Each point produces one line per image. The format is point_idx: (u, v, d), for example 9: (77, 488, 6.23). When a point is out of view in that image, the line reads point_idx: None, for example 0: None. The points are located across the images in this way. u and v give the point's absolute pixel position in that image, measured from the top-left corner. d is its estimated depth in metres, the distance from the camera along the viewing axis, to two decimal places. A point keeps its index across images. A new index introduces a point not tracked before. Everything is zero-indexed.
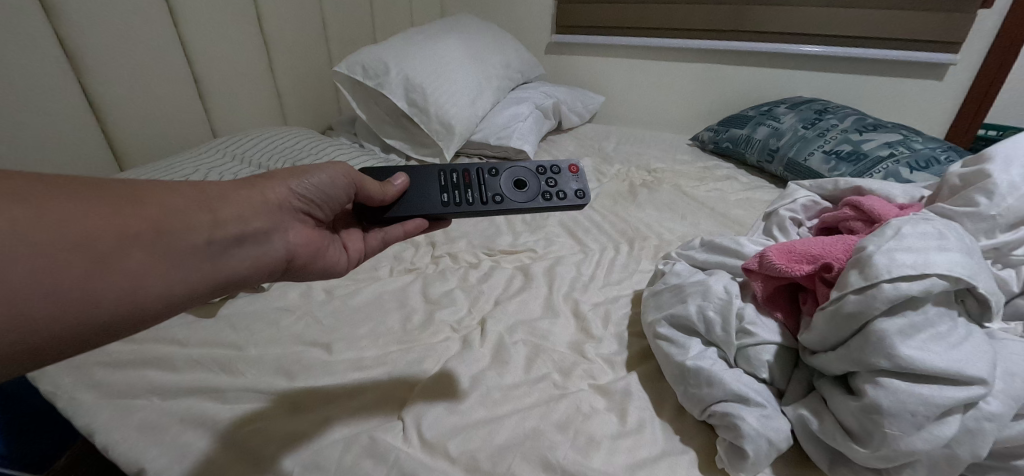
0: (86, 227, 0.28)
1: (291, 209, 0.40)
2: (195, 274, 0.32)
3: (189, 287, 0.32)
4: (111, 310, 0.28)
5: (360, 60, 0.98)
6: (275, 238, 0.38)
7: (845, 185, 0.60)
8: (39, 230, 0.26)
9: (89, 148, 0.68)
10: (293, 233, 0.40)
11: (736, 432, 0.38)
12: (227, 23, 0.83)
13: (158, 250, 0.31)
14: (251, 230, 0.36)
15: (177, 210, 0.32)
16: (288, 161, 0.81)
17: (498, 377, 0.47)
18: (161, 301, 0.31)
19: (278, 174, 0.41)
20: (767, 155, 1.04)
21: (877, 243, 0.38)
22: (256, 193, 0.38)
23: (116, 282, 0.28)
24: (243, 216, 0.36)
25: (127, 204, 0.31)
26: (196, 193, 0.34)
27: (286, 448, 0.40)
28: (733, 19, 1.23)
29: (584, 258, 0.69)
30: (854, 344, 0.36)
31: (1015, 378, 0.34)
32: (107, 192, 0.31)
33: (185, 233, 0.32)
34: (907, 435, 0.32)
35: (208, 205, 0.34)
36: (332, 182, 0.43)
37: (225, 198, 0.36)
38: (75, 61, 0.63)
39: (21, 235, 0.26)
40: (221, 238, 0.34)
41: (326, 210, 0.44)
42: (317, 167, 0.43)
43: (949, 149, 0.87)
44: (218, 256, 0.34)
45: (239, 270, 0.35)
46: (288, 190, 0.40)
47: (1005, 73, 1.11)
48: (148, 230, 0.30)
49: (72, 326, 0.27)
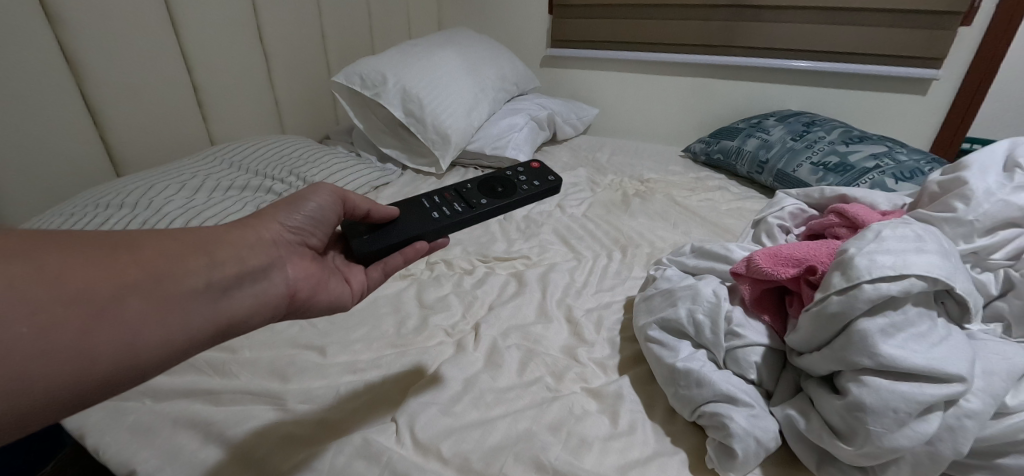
0: (83, 278, 0.28)
1: (286, 245, 0.42)
2: (199, 316, 0.32)
3: (193, 329, 0.32)
4: (115, 361, 0.28)
5: (358, 70, 1.00)
6: (274, 274, 0.39)
7: (830, 193, 0.61)
8: (40, 286, 0.27)
9: (88, 157, 0.69)
10: (292, 267, 0.41)
11: (725, 432, 0.38)
12: (228, 31, 0.84)
13: (158, 293, 0.31)
14: (250, 268, 0.37)
15: (173, 254, 0.33)
16: (286, 168, 0.83)
17: (491, 379, 0.48)
18: (164, 347, 0.30)
19: (269, 213, 0.42)
20: (757, 167, 1.05)
21: (858, 246, 0.39)
22: (252, 233, 0.39)
23: (118, 331, 0.28)
24: (242, 256, 0.37)
25: (125, 252, 0.31)
26: (191, 238, 0.35)
27: (278, 449, 0.40)
28: (722, 35, 1.26)
29: (577, 265, 0.70)
30: (838, 344, 0.37)
31: (995, 376, 0.34)
32: (104, 243, 0.31)
33: (184, 276, 0.32)
34: (889, 431, 0.33)
35: (206, 248, 0.35)
36: (323, 208, 0.46)
37: (223, 240, 0.37)
38: (76, 68, 0.64)
39: (19, 293, 0.26)
40: (221, 277, 0.34)
41: (319, 235, 0.46)
42: (306, 195, 0.45)
43: (933, 161, 0.89)
44: (220, 296, 0.34)
45: (242, 310, 0.36)
46: (281, 225, 0.42)
47: (985, 88, 1.15)
48: (147, 276, 0.31)
49: (74, 381, 0.26)
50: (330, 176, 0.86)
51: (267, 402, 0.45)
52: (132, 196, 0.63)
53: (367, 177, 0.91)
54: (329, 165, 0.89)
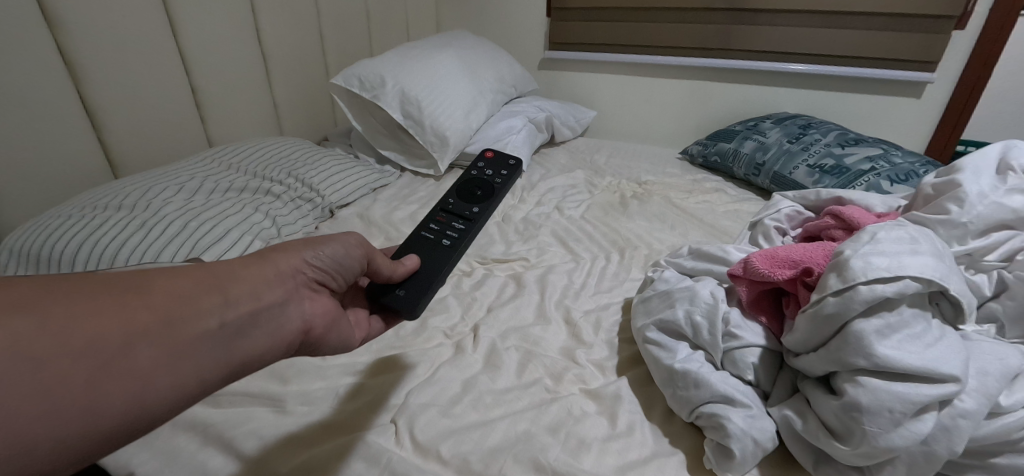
0: (90, 329, 0.28)
1: (303, 280, 0.40)
2: (208, 359, 0.32)
3: (202, 374, 0.31)
4: (121, 415, 0.28)
5: (356, 72, 1.00)
6: (290, 309, 0.38)
7: (826, 196, 0.62)
8: (47, 342, 0.27)
9: (86, 158, 0.68)
10: (308, 303, 0.39)
11: (722, 432, 0.39)
12: (226, 32, 0.84)
13: (167, 341, 0.30)
14: (262, 305, 0.36)
15: (183, 296, 0.32)
16: (285, 170, 0.83)
17: (490, 380, 0.48)
18: (172, 397, 0.30)
19: (289, 246, 0.40)
20: (753, 169, 1.06)
21: (853, 247, 0.39)
22: (267, 268, 0.38)
23: (124, 384, 0.28)
24: (256, 293, 0.36)
25: (135, 297, 0.31)
26: (204, 276, 0.34)
27: (277, 451, 0.40)
28: (719, 39, 1.27)
29: (576, 267, 0.70)
30: (833, 345, 0.37)
31: (988, 376, 0.35)
32: (113, 287, 0.31)
33: (194, 320, 0.32)
34: (885, 432, 0.33)
35: (218, 288, 0.34)
36: (348, 253, 0.43)
37: (236, 276, 0.36)
38: (74, 68, 0.64)
39: (24, 351, 0.26)
40: (232, 318, 0.34)
41: (342, 280, 0.43)
42: (331, 238, 0.42)
43: (927, 163, 0.90)
44: (230, 339, 0.33)
45: (254, 351, 0.35)
46: (302, 261, 0.40)
47: (979, 91, 1.16)
48: (155, 323, 0.30)
49: (78, 441, 0.26)
50: (330, 178, 0.87)
51: (266, 404, 0.45)
52: (132, 197, 0.63)
53: (364, 179, 0.92)
54: (328, 166, 0.89)
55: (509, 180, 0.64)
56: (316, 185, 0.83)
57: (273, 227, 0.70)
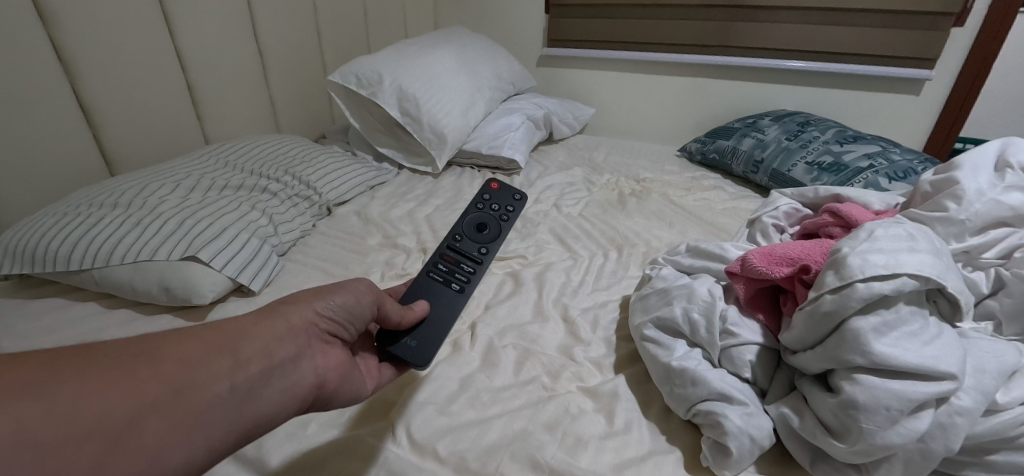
0: (98, 408, 0.26)
1: (316, 332, 0.38)
2: (218, 428, 0.30)
3: (211, 444, 0.30)
4: None
5: (354, 69, 1.00)
6: (302, 366, 0.36)
7: (824, 193, 0.62)
8: (49, 429, 0.25)
9: (81, 156, 0.68)
10: (319, 356, 0.37)
11: (719, 430, 0.39)
12: (223, 28, 0.84)
13: (174, 414, 0.29)
14: (273, 364, 0.34)
15: (194, 362, 0.31)
16: (282, 168, 0.83)
17: (487, 378, 0.48)
18: (180, 472, 0.28)
19: (301, 296, 0.39)
20: (752, 166, 1.06)
21: (851, 245, 0.39)
22: (279, 323, 0.36)
23: (132, 463, 0.26)
24: (268, 353, 0.34)
25: (145, 367, 0.29)
26: (215, 337, 0.33)
27: (273, 450, 0.40)
28: (718, 35, 1.26)
29: (574, 265, 0.70)
30: (831, 342, 0.37)
31: (985, 374, 0.35)
32: (121, 358, 0.29)
33: (205, 389, 0.30)
34: (881, 429, 0.33)
35: (229, 349, 0.32)
36: (358, 301, 0.40)
37: (249, 336, 0.34)
38: (70, 66, 0.64)
39: (30, 438, 0.24)
40: (243, 380, 0.32)
41: (354, 329, 0.41)
42: (342, 286, 0.40)
43: (925, 160, 0.90)
44: (241, 404, 0.31)
45: (266, 413, 0.33)
46: (314, 312, 0.38)
47: (978, 88, 1.16)
48: (166, 395, 0.29)
49: None
50: (327, 176, 0.86)
51: None
52: (127, 196, 0.63)
53: (362, 176, 0.91)
54: (326, 164, 0.89)
55: (515, 215, 0.62)
56: (313, 183, 0.83)
57: (270, 225, 0.70)
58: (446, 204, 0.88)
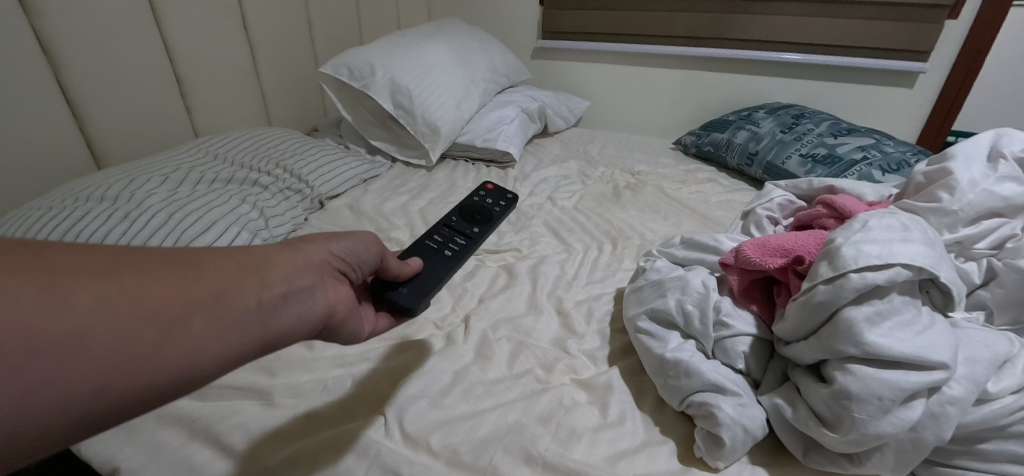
0: (148, 295, 0.28)
1: (332, 269, 0.39)
2: (244, 336, 0.31)
3: (232, 349, 0.30)
4: (170, 378, 0.27)
5: (345, 61, 0.98)
6: (317, 295, 0.36)
7: (818, 185, 0.61)
8: (107, 303, 0.26)
9: (66, 149, 0.67)
10: (332, 289, 0.38)
11: (713, 421, 0.39)
12: (212, 20, 0.82)
13: (212, 312, 0.30)
14: (296, 288, 0.35)
15: (216, 275, 0.31)
16: (274, 163, 0.81)
17: (481, 371, 0.48)
18: (214, 365, 0.29)
19: (317, 237, 0.40)
20: (746, 159, 1.06)
21: (845, 235, 0.39)
22: (296, 255, 0.37)
23: (176, 347, 0.28)
24: (287, 277, 0.34)
25: (187, 270, 0.30)
26: (245, 258, 0.34)
27: (265, 445, 0.40)
28: (713, 28, 1.26)
29: (568, 257, 0.70)
30: (824, 333, 0.37)
31: (976, 363, 0.35)
32: (145, 262, 0.30)
33: (237, 296, 0.31)
34: (874, 419, 0.33)
35: (258, 268, 0.33)
36: (366, 248, 0.42)
37: (269, 261, 0.34)
38: (53, 57, 0.62)
39: (91, 309, 0.26)
40: (270, 298, 0.33)
41: (362, 272, 0.42)
42: (353, 233, 0.41)
43: (919, 152, 0.90)
44: (268, 317, 0.32)
45: (290, 330, 0.34)
46: (328, 251, 0.39)
47: (971, 80, 1.16)
48: (205, 295, 0.30)
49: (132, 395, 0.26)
50: (319, 170, 0.85)
51: (252, 398, 0.44)
52: (115, 188, 0.62)
53: (354, 171, 0.90)
54: (318, 157, 0.88)
55: (509, 209, 0.64)
56: (305, 177, 0.81)
57: (260, 219, 0.69)
58: (439, 197, 0.88)
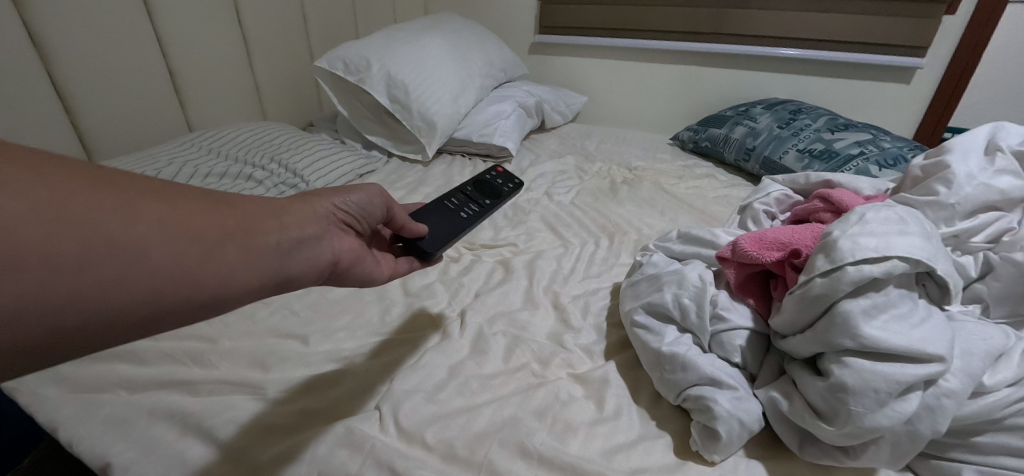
0: (192, 218, 0.29)
1: (336, 222, 0.40)
2: (269, 270, 0.32)
3: (255, 280, 0.31)
4: (209, 297, 0.28)
5: (341, 55, 0.97)
6: (325, 244, 0.37)
7: (815, 179, 0.61)
8: (154, 220, 0.27)
9: (57, 143, 0.66)
10: (338, 240, 0.39)
11: (709, 414, 0.39)
12: (205, 12, 0.81)
13: (244, 244, 0.31)
14: (310, 235, 0.36)
15: (240, 210, 0.32)
16: (267, 154, 0.81)
17: (477, 366, 0.48)
18: (243, 292, 0.31)
19: (322, 191, 0.41)
20: (743, 154, 1.05)
21: (841, 229, 0.39)
22: (307, 206, 0.38)
23: (217, 271, 0.29)
24: (301, 223, 0.36)
25: (219, 204, 0.31)
26: (264, 202, 0.35)
27: (259, 439, 0.39)
28: (711, 23, 1.25)
29: (565, 252, 0.70)
30: (820, 326, 0.37)
31: (973, 357, 0.35)
32: (175, 185, 0.30)
33: (264, 233, 0.32)
34: (870, 412, 0.33)
35: (276, 213, 0.35)
36: (372, 201, 0.44)
37: (284, 208, 0.36)
38: (44, 48, 0.61)
39: (143, 223, 0.26)
40: (289, 239, 0.34)
41: (365, 224, 0.44)
42: (358, 187, 0.43)
43: (915, 147, 0.90)
44: (289, 256, 0.34)
45: (304, 272, 0.35)
46: (333, 205, 0.40)
47: (968, 76, 1.16)
48: (237, 228, 0.31)
49: (175, 308, 0.27)
50: (315, 162, 0.85)
51: (246, 392, 0.44)
52: None
53: (350, 165, 0.90)
54: (313, 151, 0.87)
55: (515, 190, 0.63)
56: (300, 171, 0.81)
57: None
58: (436, 192, 0.87)
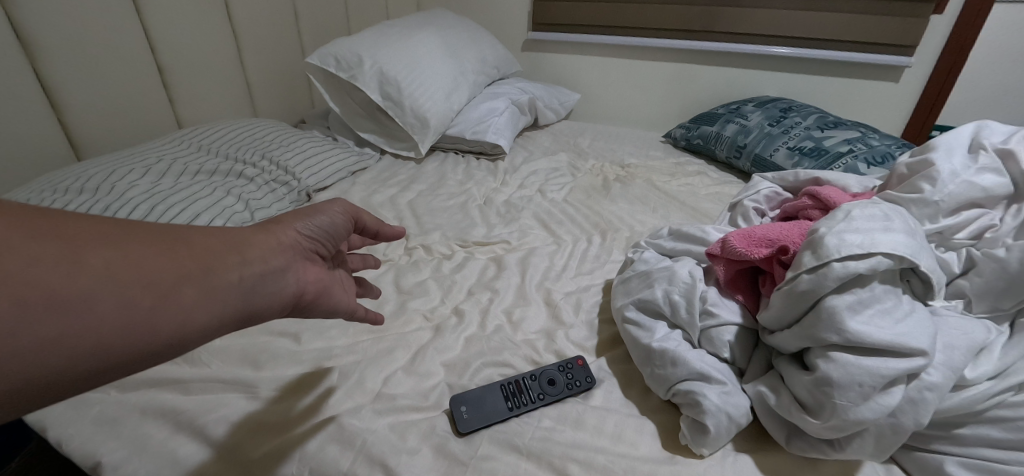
0: (144, 265, 0.28)
1: (303, 250, 0.39)
2: (228, 308, 0.32)
3: (215, 321, 0.31)
4: (162, 342, 0.28)
5: (333, 51, 0.97)
6: (291, 276, 0.37)
7: (804, 176, 0.62)
8: (102, 270, 0.27)
9: (43, 140, 0.65)
10: (304, 270, 0.38)
11: (698, 409, 0.39)
12: (195, 7, 0.81)
13: (201, 284, 0.30)
14: (274, 268, 0.35)
15: (197, 247, 0.32)
16: (259, 151, 0.80)
17: (469, 363, 0.48)
18: (200, 335, 0.30)
19: (285, 217, 0.40)
20: (735, 152, 1.06)
21: (828, 225, 0.39)
22: (272, 235, 0.37)
23: (170, 315, 0.28)
24: (265, 255, 0.35)
25: (173, 244, 0.31)
26: (225, 236, 0.34)
27: (250, 436, 0.39)
28: (704, 21, 1.26)
29: (558, 249, 0.70)
30: (807, 321, 0.38)
31: (954, 350, 0.36)
32: (124, 229, 0.30)
33: (223, 270, 0.32)
34: (855, 405, 0.33)
35: (238, 247, 0.34)
36: (333, 221, 0.43)
37: (247, 240, 0.35)
38: (29, 44, 0.61)
39: (91, 275, 0.26)
40: (251, 274, 0.33)
41: (331, 246, 0.43)
42: (321, 208, 0.42)
43: (903, 145, 0.92)
44: (251, 293, 0.33)
45: (268, 306, 0.35)
46: (297, 232, 0.39)
47: (955, 75, 1.18)
48: (194, 269, 0.30)
49: (126, 357, 0.27)
50: (306, 160, 0.84)
51: (237, 390, 0.44)
52: (96, 179, 0.60)
53: (341, 162, 0.89)
54: (304, 147, 0.87)
55: None
56: (291, 167, 0.80)
57: (246, 211, 0.67)
58: (428, 189, 0.87)
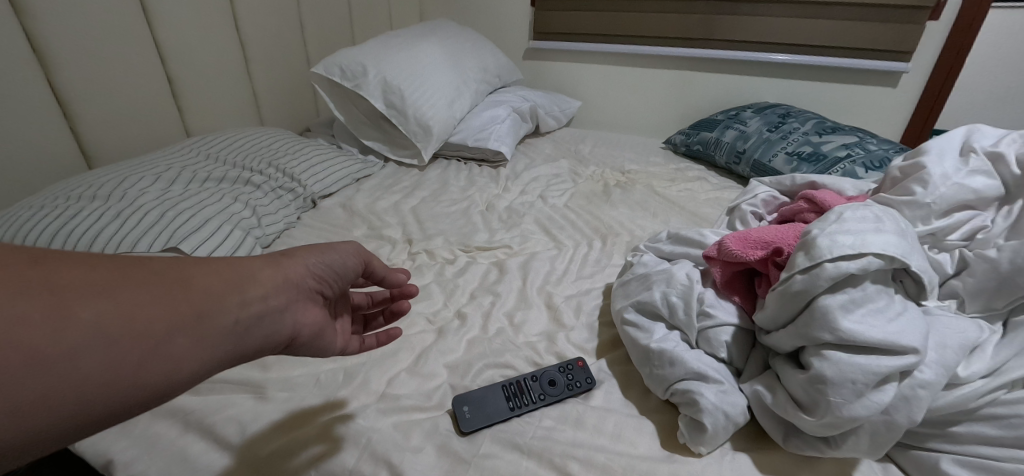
0: (138, 314, 0.29)
1: (307, 286, 0.39)
2: (221, 352, 0.32)
3: (205, 366, 0.31)
4: (151, 391, 0.29)
5: (337, 61, 0.99)
6: (289, 315, 0.37)
7: (801, 180, 0.63)
8: (95, 321, 0.27)
9: (57, 148, 0.67)
10: (304, 309, 0.38)
11: (695, 408, 0.40)
12: (206, 22, 0.83)
13: (195, 330, 0.31)
14: (272, 307, 0.35)
15: (194, 288, 0.32)
16: (266, 161, 0.82)
17: (471, 365, 0.48)
18: (190, 380, 0.31)
19: (295, 251, 0.40)
20: (733, 158, 1.07)
21: (820, 227, 0.41)
22: (276, 271, 0.37)
23: (160, 365, 0.29)
24: (264, 295, 0.35)
25: (173, 287, 0.31)
26: (227, 274, 0.34)
27: (256, 434, 0.40)
28: (702, 28, 1.28)
29: (558, 254, 0.71)
30: (801, 321, 0.38)
31: (946, 348, 0.36)
32: (124, 273, 0.30)
33: (218, 314, 0.32)
34: (849, 402, 0.34)
35: (238, 286, 0.34)
36: (343, 261, 0.43)
37: (248, 278, 0.35)
38: (45, 59, 0.63)
39: (83, 327, 0.27)
40: (247, 316, 0.34)
41: (338, 283, 0.43)
42: (332, 246, 0.42)
43: (900, 150, 0.92)
44: (245, 335, 0.33)
45: (262, 346, 0.35)
46: (304, 267, 0.39)
47: (952, 80, 1.19)
48: (189, 314, 0.31)
49: (113, 407, 0.27)
50: (312, 171, 0.85)
51: (245, 390, 0.45)
52: (106, 189, 0.62)
53: (346, 170, 0.91)
54: (311, 159, 0.88)
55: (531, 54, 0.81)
56: (297, 176, 0.82)
57: (253, 218, 0.69)
58: (431, 196, 0.89)
